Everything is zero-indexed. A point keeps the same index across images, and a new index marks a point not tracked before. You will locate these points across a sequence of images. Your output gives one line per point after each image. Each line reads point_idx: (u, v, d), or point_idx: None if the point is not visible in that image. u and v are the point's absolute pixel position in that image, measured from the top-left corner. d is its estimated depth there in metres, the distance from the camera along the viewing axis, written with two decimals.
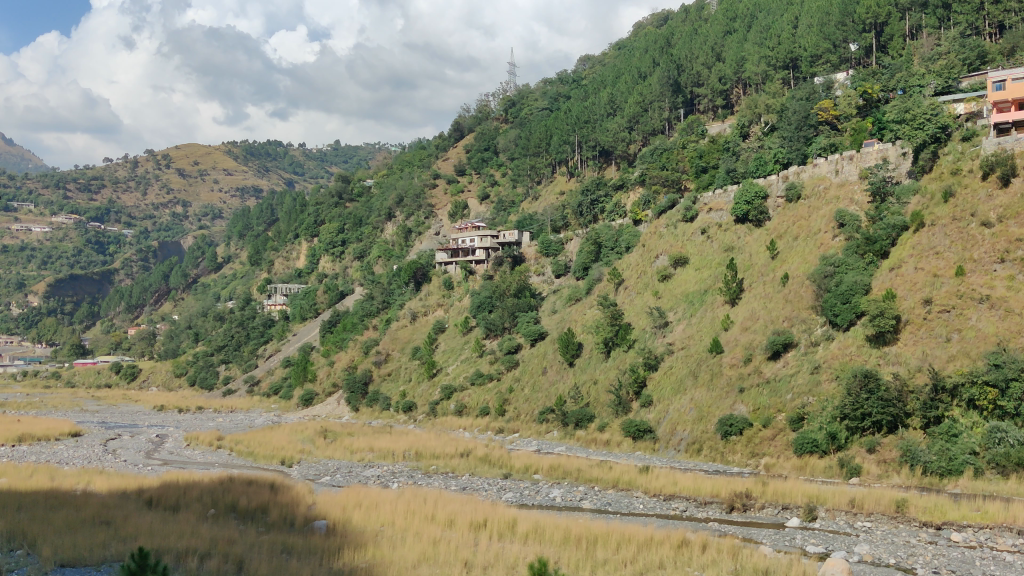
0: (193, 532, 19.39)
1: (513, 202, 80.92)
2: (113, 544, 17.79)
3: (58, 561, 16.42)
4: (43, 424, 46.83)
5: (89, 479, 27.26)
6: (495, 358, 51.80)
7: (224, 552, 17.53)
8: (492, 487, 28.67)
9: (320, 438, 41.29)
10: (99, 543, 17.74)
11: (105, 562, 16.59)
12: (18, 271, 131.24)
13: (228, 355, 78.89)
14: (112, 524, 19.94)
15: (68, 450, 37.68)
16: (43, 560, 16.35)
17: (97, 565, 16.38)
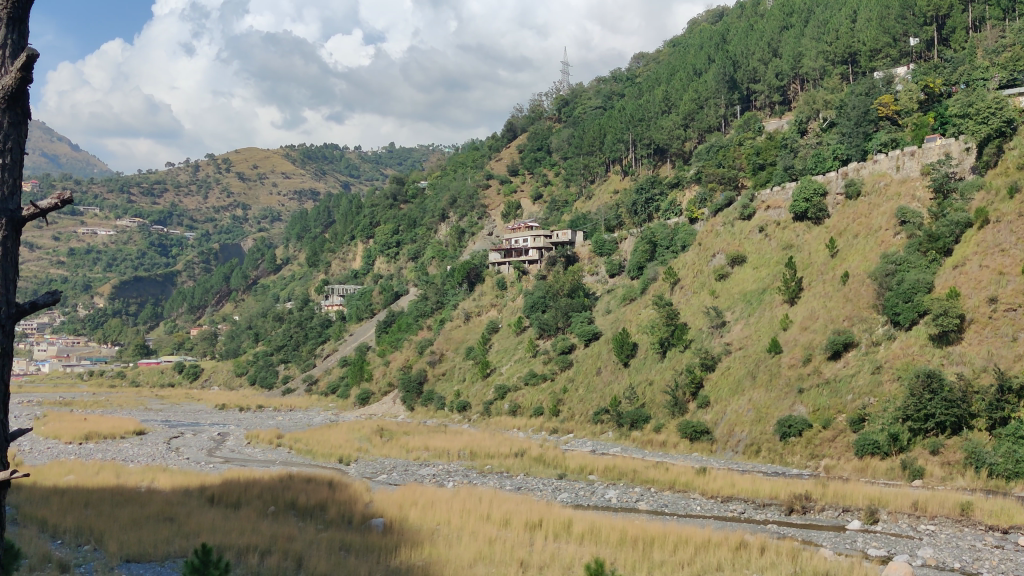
0: (254, 529, 17.61)
1: (566, 202, 67.05)
2: (179, 540, 16.63)
3: (124, 557, 15.51)
4: (108, 423, 43.41)
5: (153, 476, 25.00)
6: (549, 358, 43.20)
7: (282, 549, 15.77)
8: (546, 487, 24.45)
9: (380, 437, 36.58)
10: (165, 539, 16.58)
11: (171, 558, 15.64)
12: (86, 274, 130.85)
13: (288, 355, 71.82)
14: (175, 521, 18.26)
15: (134, 448, 34.60)
16: (109, 555, 15.47)
17: (161, 562, 15.45)
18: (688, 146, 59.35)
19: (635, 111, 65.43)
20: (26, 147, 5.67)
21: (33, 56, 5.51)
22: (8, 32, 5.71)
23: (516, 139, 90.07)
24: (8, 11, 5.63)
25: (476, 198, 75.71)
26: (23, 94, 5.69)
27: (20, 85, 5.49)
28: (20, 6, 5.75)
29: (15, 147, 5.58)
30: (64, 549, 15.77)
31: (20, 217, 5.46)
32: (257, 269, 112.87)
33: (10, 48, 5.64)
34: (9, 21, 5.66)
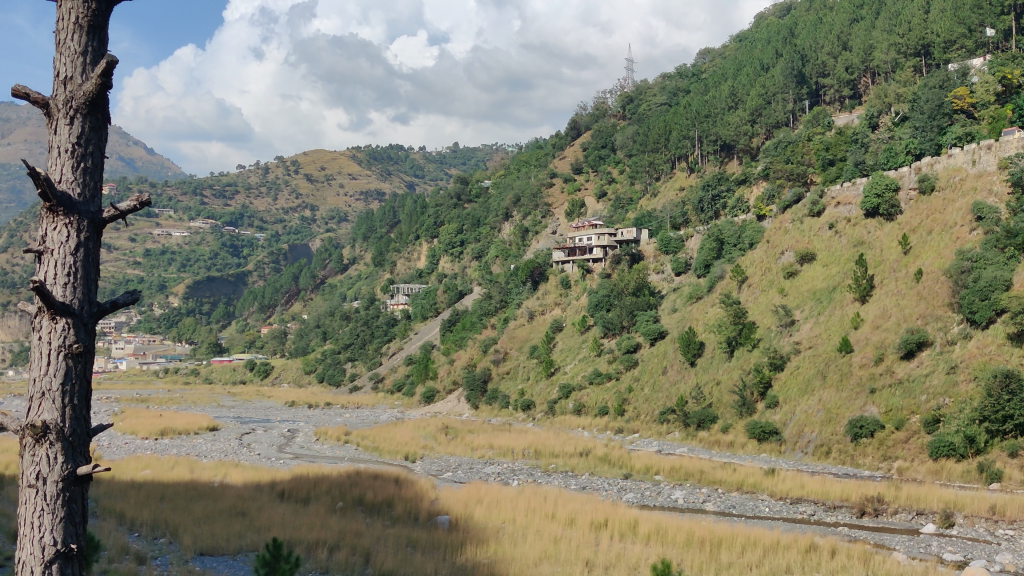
0: (324, 524, 17.85)
1: (630, 200, 66.60)
2: (250, 534, 16.94)
3: (198, 550, 15.90)
4: (183, 419, 44.66)
5: (226, 471, 25.51)
6: (613, 357, 42.95)
7: (350, 544, 15.98)
8: (612, 487, 24.33)
9: (445, 434, 36.90)
10: (237, 534, 16.92)
11: (242, 552, 15.96)
12: (161, 275, 134.51)
13: (355, 353, 72.77)
14: (246, 516, 18.65)
15: (208, 444, 35.47)
16: (184, 548, 15.86)
17: (234, 555, 15.79)
18: (755, 142, 58.43)
19: (701, 107, 64.60)
20: (108, 152, 5.44)
21: (113, 60, 5.24)
22: (88, 38, 5.42)
23: (580, 138, 89.68)
24: (86, 19, 5.36)
25: (540, 197, 75.67)
26: (104, 102, 5.44)
27: (101, 92, 5.24)
28: (99, 5, 5.46)
29: (97, 155, 5.34)
30: (141, 542, 16.21)
31: (101, 226, 5.25)
32: (325, 269, 114.54)
33: (90, 55, 5.34)
34: (89, 28, 5.39)
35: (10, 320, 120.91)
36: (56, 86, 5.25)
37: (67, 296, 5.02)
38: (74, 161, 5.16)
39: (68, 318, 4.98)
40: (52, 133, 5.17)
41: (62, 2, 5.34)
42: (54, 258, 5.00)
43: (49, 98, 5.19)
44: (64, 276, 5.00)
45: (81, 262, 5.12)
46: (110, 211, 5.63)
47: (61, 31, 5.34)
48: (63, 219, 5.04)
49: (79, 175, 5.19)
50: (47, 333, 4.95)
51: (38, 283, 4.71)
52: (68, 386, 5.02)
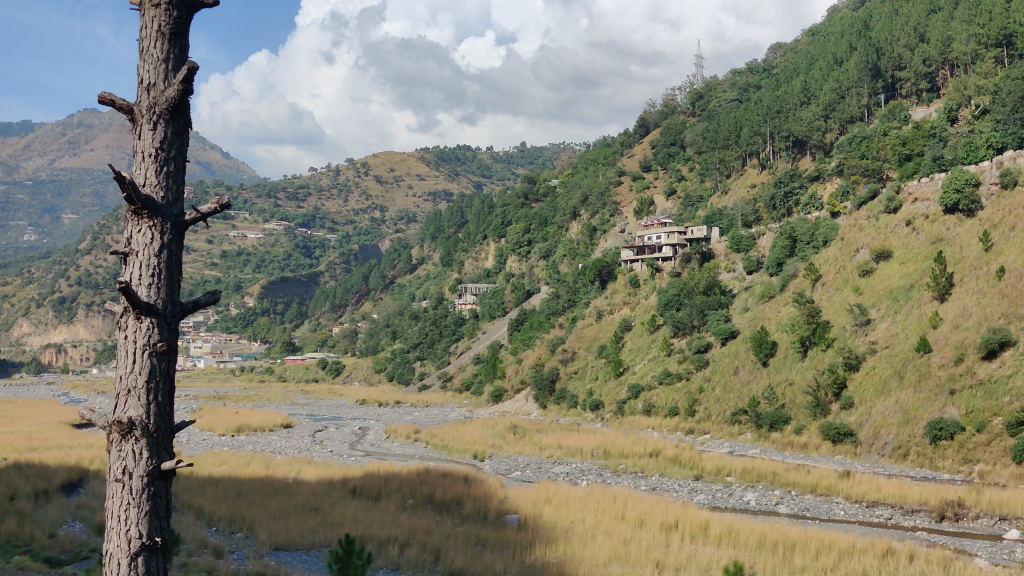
0: (394, 521, 17.83)
1: (700, 198, 65.66)
2: (323, 530, 17.00)
3: (273, 545, 16.01)
4: (259, 416, 45.41)
5: (299, 468, 25.76)
6: (684, 357, 42.27)
7: (420, 541, 15.94)
8: (682, 488, 23.83)
9: (514, 433, 36.78)
10: (311, 529, 17.00)
11: (316, 548, 16.01)
12: (236, 275, 137.58)
13: (424, 352, 73.30)
14: (319, 511, 18.77)
15: (281, 441, 35.98)
16: (260, 543, 16.00)
17: (308, 551, 15.86)
18: (829, 137, 57.16)
19: (773, 102, 63.43)
20: (190, 157, 5.34)
21: (194, 68, 5.12)
22: (170, 46, 5.33)
23: (649, 135, 88.73)
24: (168, 25, 5.26)
25: (608, 195, 75.05)
26: (187, 105, 5.34)
27: (182, 99, 5.14)
28: (181, 13, 5.37)
29: (179, 160, 5.24)
30: (218, 536, 16.42)
31: (184, 229, 5.15)
32: (394, 269, 115.66)
33: (172, 62, 5.25)
34: (170, 36, 5.29)
35: (95, 319, 125.36)
36: (141, 92, 5.18)
37: (151, 296, 4.93)
38: (157, 165, 5.06)
39: (152, 318, 4.88)
40: (137, 137, 5.09)
41: (145, 10, 5.26)
42: (139, 259, 4.92)
43: (134, 104, 5.10)
44: (148, 276, 4.91)
45: (165, 263, 5.03)
46: (191, 213, 5.53)
47: (144, 40, 5.27)
48: (147, 222, 4.95)
49: (163, 179, 5.09)
50: (132, 333, 4.89)
51: (123, 281, 4.62)
52: (152, 383, 4.92)
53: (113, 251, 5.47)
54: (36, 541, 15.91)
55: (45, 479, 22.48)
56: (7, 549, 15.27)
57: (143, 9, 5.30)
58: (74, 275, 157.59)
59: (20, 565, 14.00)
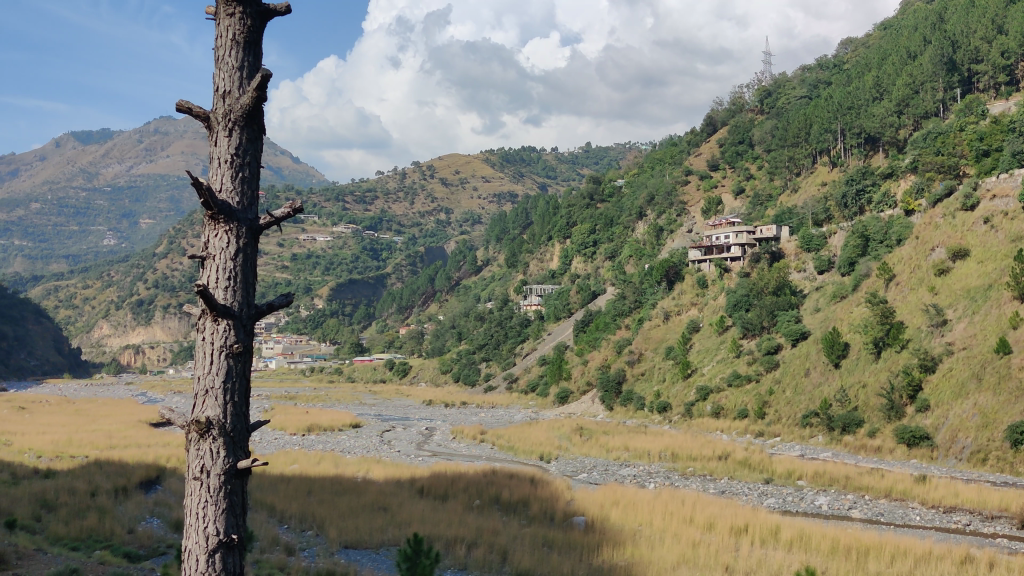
0: (462, 521, 18.12)
1: (769, 197, 64.86)
2: (392, 529, 17.39)
3: (343, 543, 16.47)
4: (329, 416, 46.29)
5: (368, 467, 26.25)
6: (753, 358, 41.81)
7: (487, 542, 16.27)
8: (751, 492, 23.67)
9: (580, 435, 36.88)
10: (379, 528, 17.41)
11: (385, 546, 16.41)
12: (306, 278, 140.22)
13: (489, 353, 73.83)
14: (387, 510, 19.21)
15: (350, 440, 36.68)
16: (330, 540, 16.52)
17: (377, 549, 16.26)
18: (903, 133, 56.08)
19: (844, 98, 62.39)
20: (265, 162, 5.52)
21: (268, 73, 5.29)
22: (245, 53, 5.52)
23: (716, 134, 87.73)
24: (242, 35, 5.45)
25: (675, 194, 74.48)
26: (260, 112, 5.53)
27: (257, 105, 5.32)
28: (256, 23, 5.57)
29: (255, 166, 5.42)
30: (290, 533, 17.00)
31: (259, 233, 5.34)
32: (460, 270, 116.50)
33: (246, 69, 5.43)
34: (244, 44, 5.48)
35: (171, 320, 129.43)
36: (217, 99, 5.37)
37: (228, 299, 5.12)
38: (232, 170, 5.25)
39: (228, 319, 5.08)
40: (213, 144, 5.29)
41: (221, 20, 5.46)
42: (216, 263, 5.12)
43: (210, 111, 5.30)
44: (225, 279, 5.10)
45: (240, 267, 5.21)
46: (266, 218, 5.73)
47: (220, 48, 5.46)
48: (224, 225, 5.14)
49: (237, 183, 5.27)
50: (209, 334, 5.09)
51: (201, 285, 4.83)
52: (228, 383, 5.11)
53: (192, 255, 5.71)
54: (116, 536, 16.66)
55: (123, 476, 23.36)
56: (89, 544, 16.04)
57: (220, 18, 5.51)
58: (151, 277, 162.80)
59: (101, 559, 14.68)
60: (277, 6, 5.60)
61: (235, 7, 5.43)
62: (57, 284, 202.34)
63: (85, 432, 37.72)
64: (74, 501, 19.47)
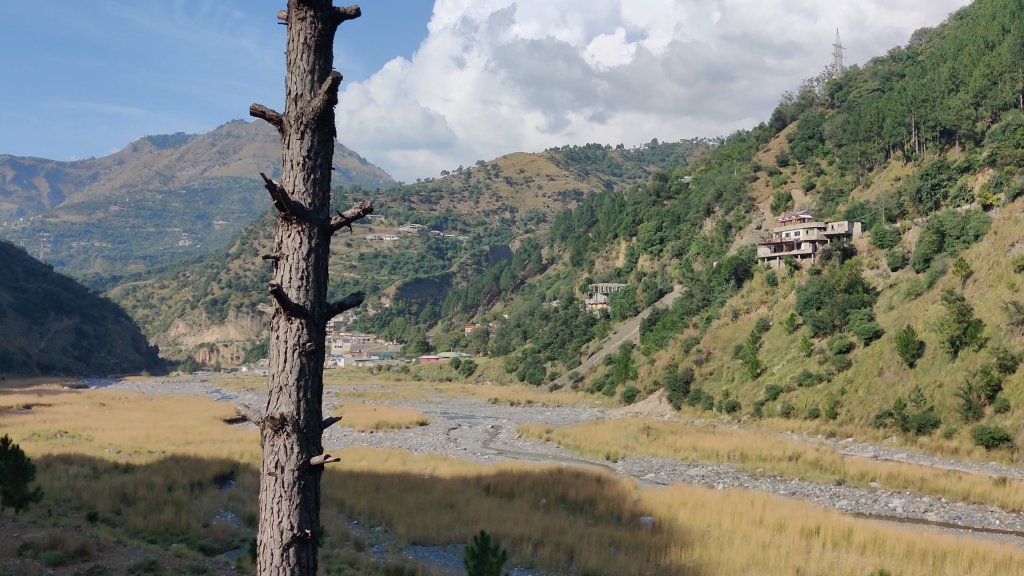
0: (528, 519, 18.42)
1: (841, 192, 63.82)
2: (459, 526, 17.79)
3: (411, 540, 16.96)
4: (396, 413, 47.03)
5: (435, 465, 26.66)
6: (824, 358, 41.21)
7: (554, 541, 16.58)
8: (823, 493, 23.49)
9: (647, 434, 36.87)
10: (447, 525, 17.84)
11: (452, 543, 16.83)
12: (374, 278, 142.22)
13: (555, 352, 74.08)
14: (454, 508, 19.61)
15: (419, 438, 37.25)
16: (399, 536, 17.06)
17: (444, 546, 16.66)
18: (980, 126, 54.27)
19: (918, 91, 61.11)
20: (336, 163, 5.52)
21: (339, 77, 5.30)
22: (316, 57, 5.54)
23: (786, 129, 86.39)
24: (313, 39, 5.47)
25: (743, 190, 73.59)
26: (331, 117, 5.55)
27: (328, 108, 5.35)
28: (326, 26, 5.58)
29: (326, 167, 5.44)
30: (360, 529, 17.59)
31: (330, 233, 5.35)
32: (525, 269, 116.80)
33: (318, 73, 5.45)
34: (316, 48, 5.50)
35: (244, 320, 132.70)
36: (289, 103, 5.41)
37: (300, 298, 5.13)
38: (304, 173, 5.27)
39: (301, 318, 5.09)
40: (286, 147, 5.32)
41: (292, 25, 5.49)
42: (289, 263, 5.14)
43: (283, 115, 5.34)
44: (297, 279, 5.11)
45: (313, 267, 5.24)
46: (338, 219, 5.77)
47: (292, 53, 5.49)
48: (296, 227, 5.18)
49: (310, 186, 5.29)
50: (283, 333, 5.12)
51: (275, 285, 4.87)
52: (301, 380, 5.15)
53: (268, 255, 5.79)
54: (192, 530, 17.33)
55: (199, 471, 24.21)
56: (167, 537, 16.75)
57: (291, 22, 5.54)
58: (224, 277, 167.05)
59: (178, 552, 15.28)
60: (348, 10, 5.62)
61: (306, 13, 5.46)
62: (136, 283, 209.50)
63: (162, 428, 39.00)
64: (151, 495, 20.29)
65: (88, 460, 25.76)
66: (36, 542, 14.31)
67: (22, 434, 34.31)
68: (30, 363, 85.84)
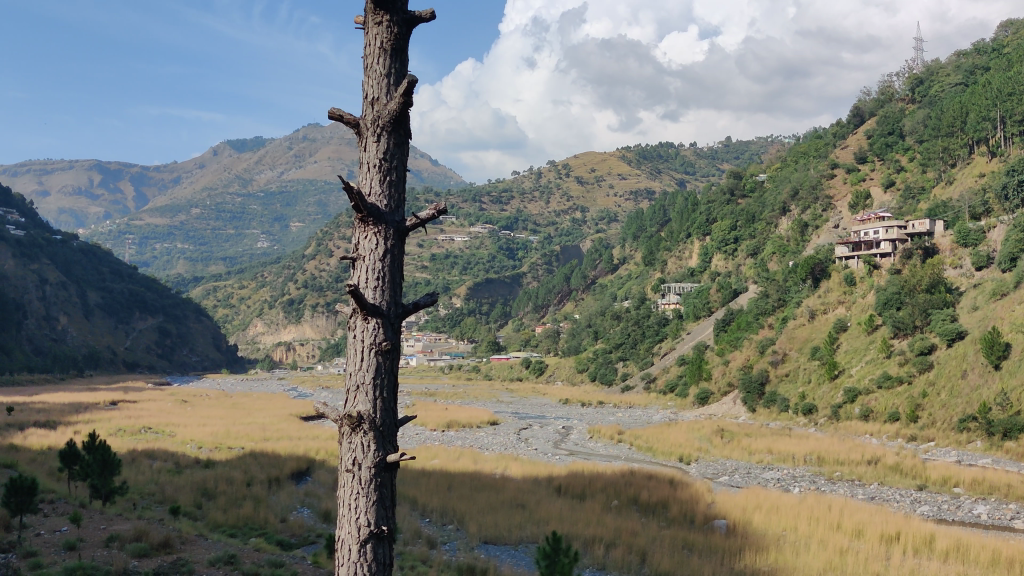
0: (600, 521, 18.58)
1: (923, 189, 62.26)
2: (530, 527, 18.03)
3: (483, 539, 17.30)
4: (467, 413, 47.52)
5: (507, 464, 26.96)
6: (905, 359, 40.15)
7: (627, 543, 16.72)
8: (903, 498, 23.11)
9: (721, 437, 36.53)
10: (518, 525, 18.11)
11: (523, 543, 17.08)
12: (446, 279, 143.60)
13: (626, 353, 73.92)
14: (525, 508, 19.85)
15: (490, 438, 37.51)
16: (470, 535, 17.40)
17: (515, 546, 16.93)
18: None
19: (1004, 84, 59.23)
20: (412, 166, 5.39)
21: (415, 78, 5.15)
22: (393, 61, 5.39)
23: (864, 125, 84.51)
24: (390, 41, 5.31)
25: (820, 189, 72.12)
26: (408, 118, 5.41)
27: (405, 110, 5.19)
28: (403, 29, 5.41)
29: (402, 169, 5.30)
30: (432, 527, 18.01)
31: (406, 233, 5.21)
32: (596, 268, 116.53)
33: (394, 76, 5.30)
34: (392, 51, 5.34)
35: (319, 319, 135.40)
36: (366, 107, 5.29)
37: (377, 298, 5.02)
38: (380, 176, 5.15)
39: (377, 318, 4.99)
40: (364, 150, 5.21)
41: (369, 28, 5.35)
42: (366, 263, 5.03)
43: (360, 118, 5.22)
44: (374, 279, 5.00)
45: (389, 267, 5.10)
46: (413, 221, 5.64)
47: (369, 56, 5.37)
48: (373, 228, 5.06)
49: (386, 188, 5.17)
50: (360, 332, 5.02)
51: (353, 285, 4.77)
52: (378, 379, 5.04)
53: (345, 255, 5.73)
54: (271, 525, 17.92)
55: (275, 467, 24.89)
56: (245, 532, 17.36)
57: (368, 27, 5.40)
58: (300, 278, 170.28)
59: (257, 546, 15.81)
60: (424, 14, 5.46)
61: (382, 16, 5.31)
62: (215, 284, 215.13)
63: (240, 425, 40.09)
64: (230, 491, 20.98)
65: (170, 456, 26.70)
66: (121, 535, 15.01)
67: (108, 429, 35.70)
68: (116, 361, 89.27)
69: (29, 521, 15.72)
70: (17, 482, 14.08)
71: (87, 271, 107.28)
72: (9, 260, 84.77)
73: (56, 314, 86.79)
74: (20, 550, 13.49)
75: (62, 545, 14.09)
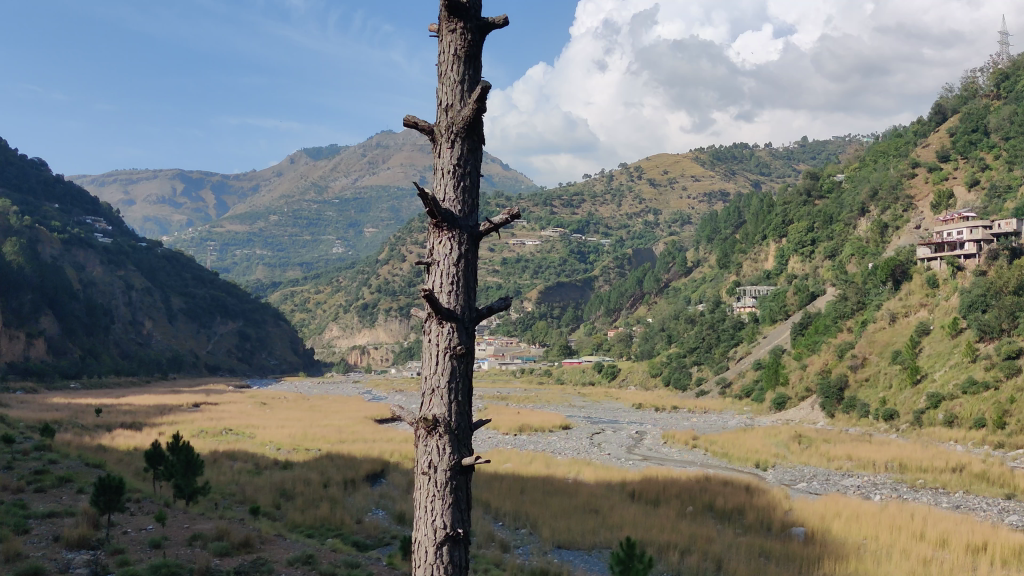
0: (674, 527, 18.57)
1: (1010, 187, 60.34)
2: (603, 532, 18.15)
3: (557, 543, 17.50)
4: (539, 417, 47.74)
5: (579, 469, 27.08)
6: (990, 364, 39.01)
7: (701, 549, 16.72)
8: (990, 507, 22.53)
9: (799, 443, 36.00)
10: (591, 530, 18.25)
11: (597, 548, 17.20)
12: (518, 283, 144.10)
13: (701, 357, 73.24)
14: (598, 512, 19.97)
15: (563, 442, 37.64)
16: (543, 539, 17.61)
17: (589, 551, 17.09)
18: None
19: None
20: (485, 170, 5.55)
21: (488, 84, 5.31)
22: (466, 67, 5.56)
23: (947, 122, 82.10)
24: (464, 48, 5.49)
25: (900, 189, 70.38)
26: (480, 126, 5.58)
27: (478, 117, 5.35)
28: (476, 36, 5.59)
29: (475, 175, 5.47)
30: (506, 531, 18.28)
31: (479, 239, 5.40)
32: (669, 272, 115.56)
33: (467, 83, 5.48)
34: (466, 58, 5.52)
35: (393, 323, 137.08)
36: (440, 113, 5.49)
37: (451, 302, 5.21)
38: (454, 182, 5.33)
39: (452, 322, 5.18)
40: (438, 155, 5.39)
41: (443, 36, 5.53)
42: (440, 268, 5.24)
43: (435, 125, 5.42)
44: (448, 284, 5.20)
45: (462, 271, 5.29)
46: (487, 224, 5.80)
47: (443, 64, 5.55)
48: (447, 233, 5.26)
49: (460, 193, 5.34)
50: (435, 336, 5.22)
51: (427, 289, 4.98)
52: (453, 383, 5.24)
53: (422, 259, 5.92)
54: (346, 525, 18.38)
55: (351, 469, 25.46)
56: (323, 532, 17.88)
57: (442, 35, 5.59)
58: (374, 283, 172.54)
59: (334, 546, 16.29)
60: (496, 18, 5.62)
61: (456, 24, 5.49)
62: (292, 289, 219.30)
63: (318, 427, 40.93)
64: (308, 491, 21.60)
65: (249, 457, 27.50)
66: (205, 534, 15.61)
67: (192, 431, 36.91)
68: (199, 364, 91.95)
69: (117, 519, 16.44)
70: (106, 482, 14.72)
71: (170, 277, 110.66)
72: (98, 266, 88.24)
73: (142, 318, 89.78)
74: (109, 547, 14.12)
75: (148, 543, 14.74)
